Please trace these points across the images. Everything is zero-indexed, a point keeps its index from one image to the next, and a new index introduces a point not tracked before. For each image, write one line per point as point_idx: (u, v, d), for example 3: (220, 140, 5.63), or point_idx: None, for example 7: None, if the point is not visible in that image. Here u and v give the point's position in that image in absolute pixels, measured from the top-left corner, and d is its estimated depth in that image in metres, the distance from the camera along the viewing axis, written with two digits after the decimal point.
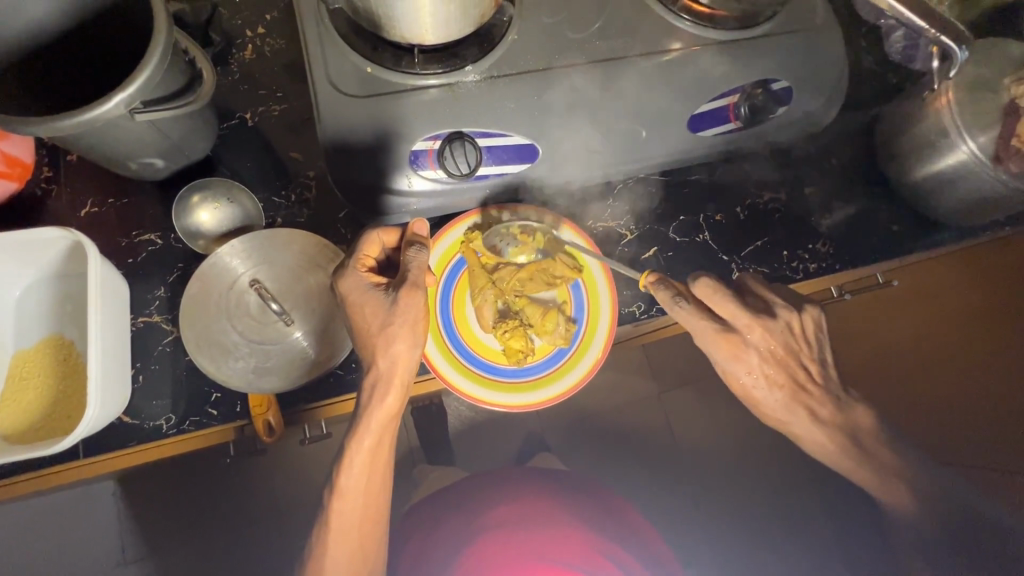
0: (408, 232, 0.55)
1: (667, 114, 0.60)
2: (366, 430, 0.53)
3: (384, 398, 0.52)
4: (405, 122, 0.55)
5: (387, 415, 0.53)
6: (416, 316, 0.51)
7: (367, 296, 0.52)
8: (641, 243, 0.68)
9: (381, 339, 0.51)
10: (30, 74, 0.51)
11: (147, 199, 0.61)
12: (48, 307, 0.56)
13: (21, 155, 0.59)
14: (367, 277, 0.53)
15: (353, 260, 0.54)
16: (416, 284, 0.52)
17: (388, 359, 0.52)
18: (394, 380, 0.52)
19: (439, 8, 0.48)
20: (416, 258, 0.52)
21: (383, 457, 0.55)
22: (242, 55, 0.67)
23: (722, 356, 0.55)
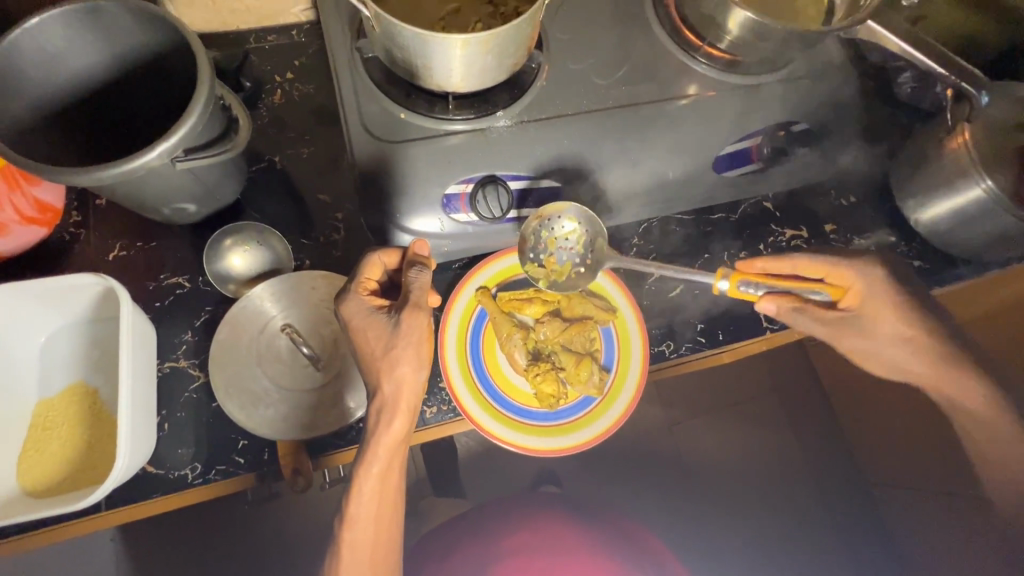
0: (410, 253, 0.54)
1: (691, 155, 0.61)
2: (374, 459, 0.51)
3: (391, 424, 0.51)
4: (438, 167, 0.56)
5: (394, 442, 0.51)
6: (418, 337, 0.51)
7: (371, 320, 0.52)
8: (665, 281, 0.68)
9: (384, 363, 0.50)
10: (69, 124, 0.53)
11: (176, 242, 0.61)
12: (75, 354, 0.55)
13: (52, 200, 0.58)
14: (369, 301, 0.53)
15: (354, 285, 0.54)
16: (418, 304, 0.51)
17: (393, 383, 0.50)
18: (400, 406, 0.51)
19: (476, 59, 0.50)
20: (417, 279, 0.51)
21: (392, 485, 0.53)
22: (271, 99, 0.68)
23: (858, 290, 0.56)
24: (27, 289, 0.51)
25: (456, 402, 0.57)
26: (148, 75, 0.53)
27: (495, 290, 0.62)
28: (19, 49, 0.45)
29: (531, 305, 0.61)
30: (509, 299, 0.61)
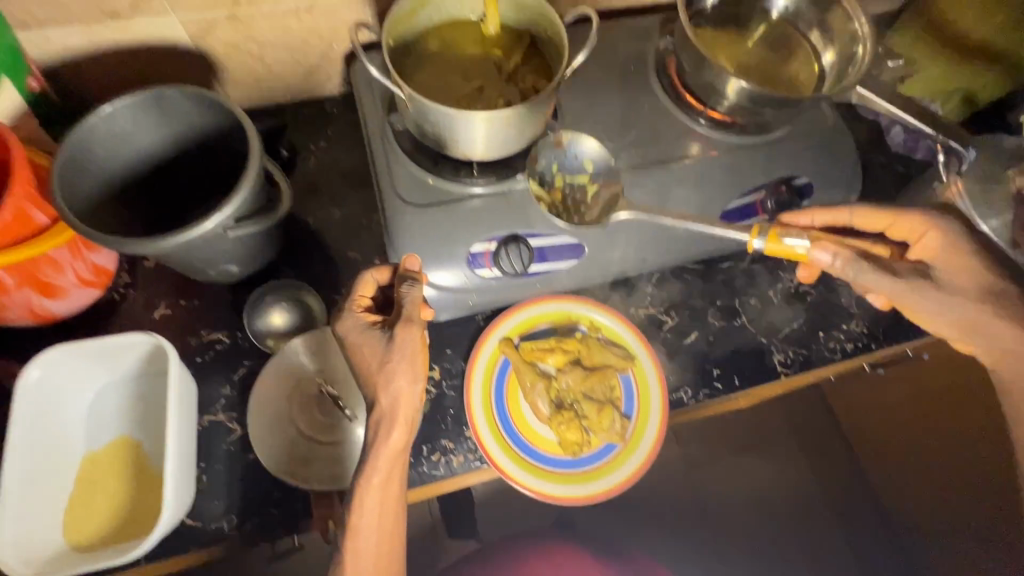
0: (401, 269, 0.58)
1: (700, 210, 0.65)
2: (374, 470, 0.52)
3: (389, 434, 0.52)
4: (465, 227, 0.60)
5: (394, 452, 0.53)
6: (412, 350, 0.53)
7: (364, 336, 0.54)
8: (681, 328, 0.70)
9: (381, 376, 0.53)
10: (127, 197, 0.58)
11: (216, 299, 0.65)
12: (121, 409, 0.58)
13: (106, 264, 0.61)
14: (363, 318, 0.56)
15: (349, 303, 0.57)
16: (410, 318, 0.54)
17: (389, 396, 0.53)
18: (398, 416, 0.53)
19: (499, 132, 0.55)
20: (409, 294, 0.55)
21: (393, 498, 0.53)
22: (306, 165, 0.73)
23: (937, 234, 0.62)
24: (84, 350, 0.54)
25: (483, 451, 0.59)
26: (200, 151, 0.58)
27: (517, 340, 0.65)
28: (92, 135, 0.51)
29: (552, 355, 0.63)
30: (531, 349, 0.64)
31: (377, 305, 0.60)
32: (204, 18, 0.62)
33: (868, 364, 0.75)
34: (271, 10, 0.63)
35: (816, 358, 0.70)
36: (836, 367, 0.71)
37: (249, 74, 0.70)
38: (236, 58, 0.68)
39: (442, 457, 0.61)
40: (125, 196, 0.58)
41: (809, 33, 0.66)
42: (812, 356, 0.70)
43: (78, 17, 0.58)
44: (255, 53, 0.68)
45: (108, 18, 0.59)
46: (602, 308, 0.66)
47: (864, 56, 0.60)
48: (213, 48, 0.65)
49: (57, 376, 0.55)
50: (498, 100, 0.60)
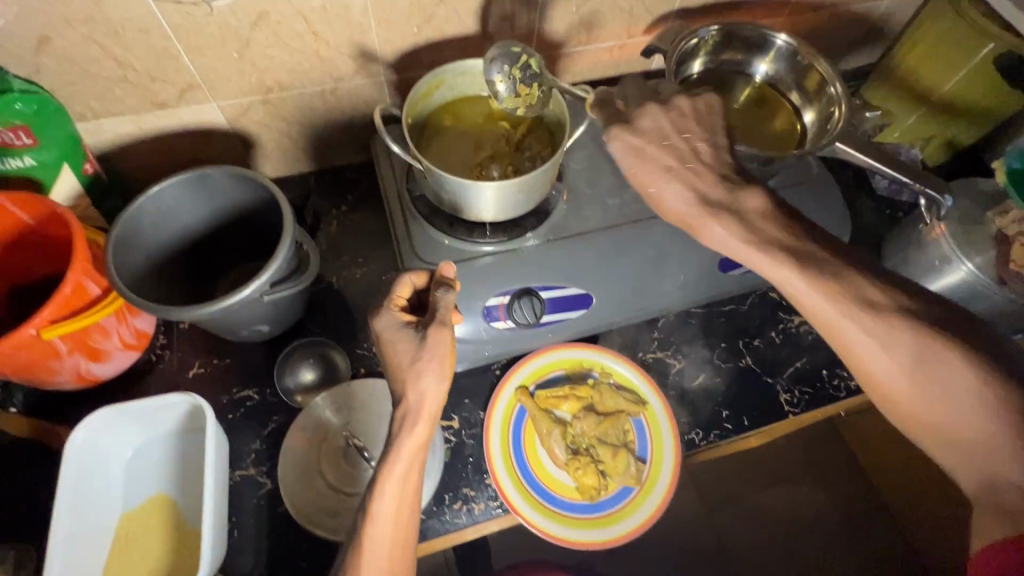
0: (438, 275, 0.58)
1: (699, 259, 0.70)
2: (395, 463, 0.50)
3: (414, 429, 0.51)
4: (480, 283, 0.64)
5: (418, 448, 0.51)
6: (442, 353, 0.52)
7: (400, 334, 0.54)
8: (688, 371, 0.73)
9: (410, 374, 0.52)
10: (173, 266, 0.63)
11: (247, 358, 0.68)
12: (156, 467, 0.60)
13: (146, 327, 0.65)
14: (400, 316, 0.56)
15: (387, 301, 0.57)
16: (443, 321, 0.54)
17: (417, 394, 0.52)
18: (423, 412, 0.52)
19: (510, 196, 0.60)
20: (444, 299, 0.55)
21: (410, 494, 0.51)
22: (328, 228, 0.79)
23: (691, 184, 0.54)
24: (125, 411, 0.58)
25: (503, 498, 0.61)
26: (241, 222, 0.64)
27: (532, 388, 0.67)
28: (143, 212, 0.57)
29: (566, 402, 0.66)
30: (545, 397, 0.66)
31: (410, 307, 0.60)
32: (239, 103, 0.68)
33: (874, 400, 0.77)
34: (299, 93, 0.70)
35: (821, 397, 0.72)
36: (841, 404, 0.73)
37: (277, 148, 0.77)
38: (265, 135, 0.74)
39: (464, 506, 0.63)
40: (172, 266, 0.63)
41: (789, 93, 0.73)
42: (817, 394, 0.72)
43: (130, 109, 0.65)
44: (283, 130, 0.75)
45: (155, 108, 0.66)
46: (613, 355, 0.69)
47: (840, 114, 0.66)
48: (246, 127, 0.72)
49: (99, 436, 0.58)
50: (521, 167, 0.65)
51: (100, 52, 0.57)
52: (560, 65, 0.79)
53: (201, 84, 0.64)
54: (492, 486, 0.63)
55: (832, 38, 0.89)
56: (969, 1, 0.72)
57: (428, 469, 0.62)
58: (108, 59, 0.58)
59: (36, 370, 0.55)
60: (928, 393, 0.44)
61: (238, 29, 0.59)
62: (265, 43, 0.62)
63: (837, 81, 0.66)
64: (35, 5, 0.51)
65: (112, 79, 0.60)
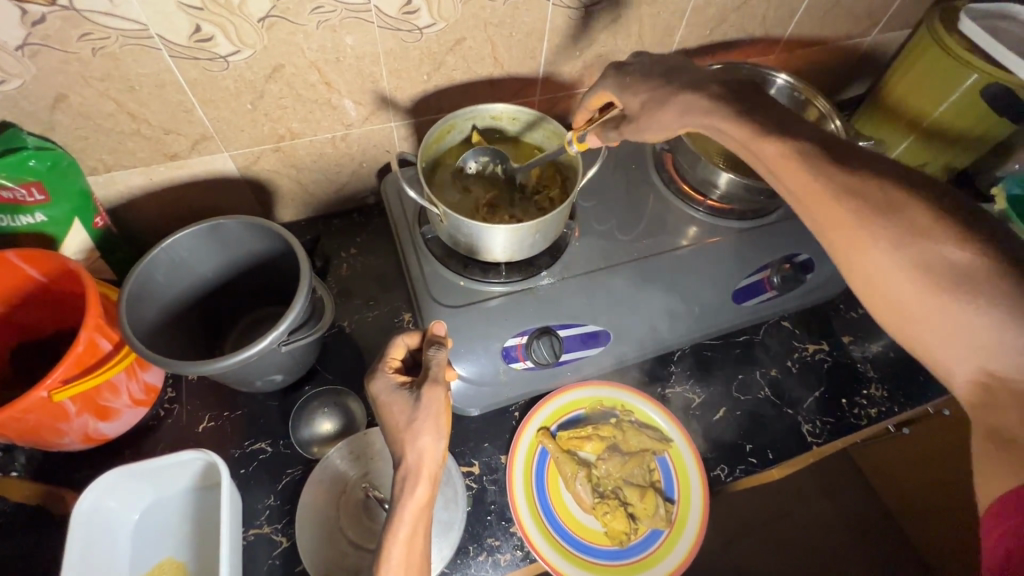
0: (428, 333, 0.57)
1: (713, 291, 0.70)
2: (398, 528, 0.48)
3: (412, 490, 0.49)
4: (497, 324, 0.64)
5: (421, 508, 0.49)
6: (438, 409, 0.51)
7: (394, 396, 0.53)
8: (708, 405, 0.72)
9: (407, 434, 0.50)
10: (192, 317, 0.63)
11: (259, 408, 0.67)
12: (165, 528, 0.58)
13: (155, 381, 0.64)
14: (394, 378, 0.55)
15: (381, 365, 0.56)
16: (435, 380, 0.52)
17: (415, 453, 0.50)
18: (422, 472, 0.49)
19: (525, 236, 0.60)
20: (435, 357, 0.53)
21: (419, 556, 0.48)
22: (339, 272, 0.78)
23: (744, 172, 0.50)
24: (133, 472, 0.55)
25: (531, 548, 0.59)
26: (260, 270, 0.65)
27: (553, 428, 0.66)
28: (156, 265, 0.57)
29: (590, 443, 0.64)
30: (567, 438, 0.65)
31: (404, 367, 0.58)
32: (251, 151, 0.69)
33: (894, 426, 0.76)
34: (310, 140, 0.70)
35: (843, 426, 0.72)
36: (863, 433, 0.72)
37: (286, 193, 0.77)
38: (276, 182, 0.75)
39: (489, 556, 0.60)
40: (190, 317, 0.63)
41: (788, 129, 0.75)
42: (839, 423, 0.72)
43: (141, 161, 0.65)
44: (293, 176, 0.75)
45: (167, 160, 0.66)
46: (636, 394, 0.68)
47: None
48: (256, 175, 0.73)
49: (106, 500, 0.55)
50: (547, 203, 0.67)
51: (115, 108, 0.58)
52: (564, 106, 0.81)
53: (214, 135, 0.65)
54: (518, 534, 0.61)
55: (822, 72, 0.92)
56: (947, 27, 0.74)
57: (451, 520, 0.60)
58: (122, 113, 0.58)
59: (43, 433, 0.53)
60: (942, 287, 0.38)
61: (253, 81, 0.60)
62: (278, 94, 0.63)
63: (836, 115, 0.68)
64: (53, 65, 0.52)
65: (124, 133, 0.60)
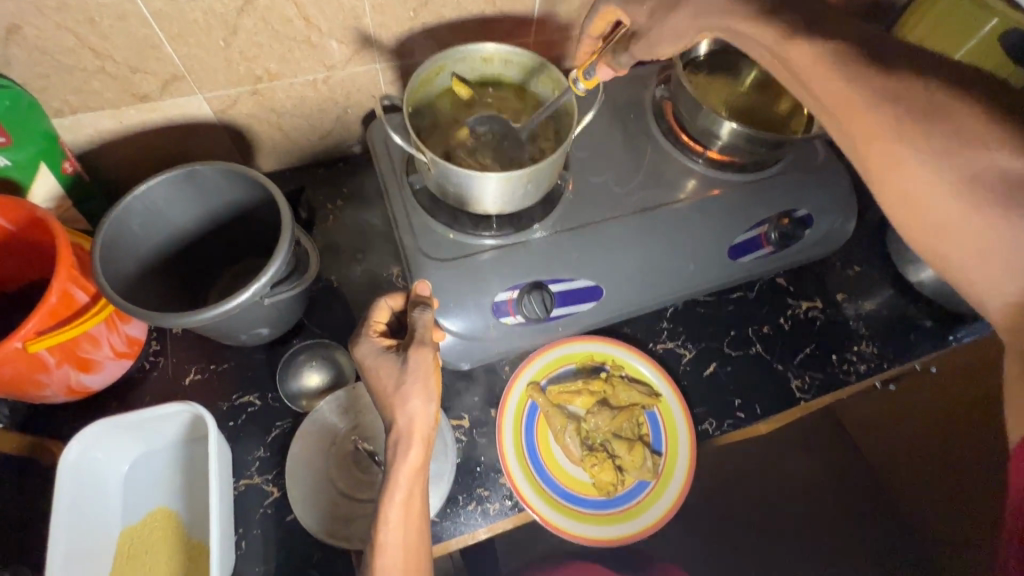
0: (413, 294, 0.55)
1: (710, 246, 0.68)
2: (394, 491, 0.48)
3: (406, 453, 0.48)
4: (487, 279, 0.62)
5: (415, 471, 0.49)
6: (426, 372, 0.50)
7: (381, 360, 0.51)
8: (700, 361, 0.72)
9: (395, 399, 0.49)
10: (170, 271, 0.61)
11: (247, 362, 0.66)
12: (157, 479, 0.58)
13: (138, 334, 0.62)
14: (379, 343, 0.53)
15: (365, 329, 0.55)
16: (422, 342, 0.51)
17: (405, 416, 0.49)
18: (415, 434, 0.49)
19: (519, 187, 0.58)
20: (421, 319, 0.52)
21: (416, 518, 0.49)
22: (325, 225, 0.76)
23: None
24: (120, 424, 0.55)
25: (520, 498, 0.60)
26: (242, 221, 0.62)
27: (543, 383, 0.66)
28: (131, 212, 0.54)
29: (579, 397, 0.65)
30: (558, 392, 0.65)
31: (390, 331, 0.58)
32: (227, 94, 0.65)
33: (882, 382, 0.77)
34: (290, 82, 0.66)
35: (832, 382, 0.72)
36: (851, 389, 0.73)
37: (266, 140, 0.73)
38: (254, 128, 0.71)
39: (478, 506, 0.61)
40: (168, 270, 0.61)
41: None
42: (828, 378, 0.72)
43: (110, 102, 0.61)
44: (274, 121, 0.71)
45: (138, 101, 0.62)
46: (627, 349, 0.68)
47: None
48: (234, 120, 0.69)
49: (94, 452, 0.55)
50: (535, 152, 0.64)
51: (76, 42, 0.53)
52: (560, 49, 0.76)
53: (185, 75, 0.61)
54: (507, 484, 0.62)
55: None
56: None
57: (441, 472, 0.60)
58: (84, 48, 0.54)
59: (24, 384, 0.52)
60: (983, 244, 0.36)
61: (224, 14, 0.56)
62: (252, 29, 0.58)
63: None
64: None
65: (88, 71, 0.56)
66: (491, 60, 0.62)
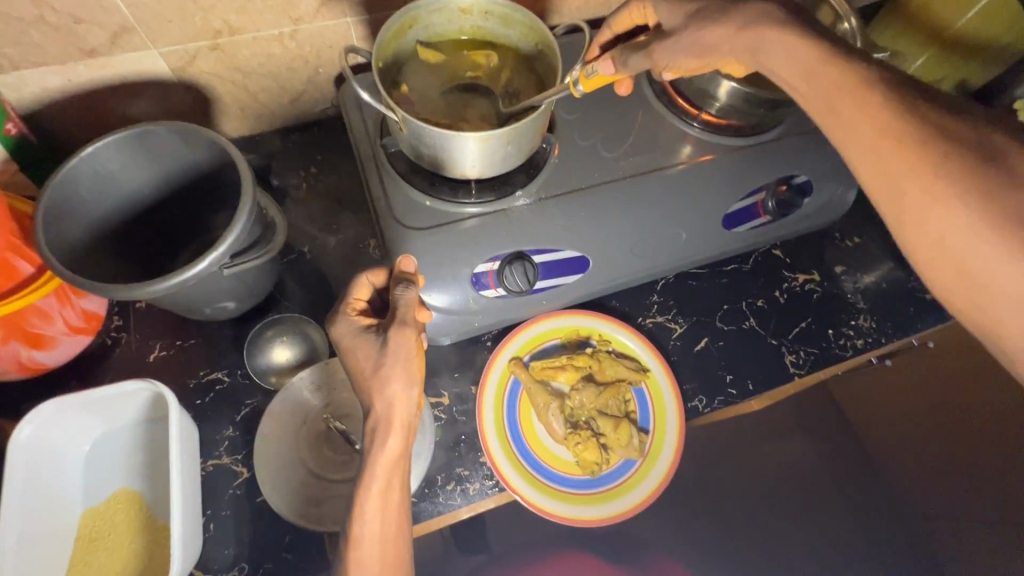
0: (397, 270, 0.52)
1: (703, 215, 0.65)
2: (371, 482, 0.46)
3: (385, 442, 0.46)
4: (466, 249, 0.58)
5: (394, 460, 0.46)
6: (408, 353, 0.47)
7: (357, 339, 0.49)
8: (690, 335, 0.69)
9: (374, 382, 0.46)
10: (124, 239, 0.57)
11: (214, 337, 0.63)
12: (119, 460, 0.55)
13: (96, 308, 0.59)
14: (358, 320, 0.50)
15: (342, 306, 0.52)
16: (405, 321, 0.48)
17: (384, 402, 0.46)
18: (394, 422, 0.46)
19: (498, 149, 0.54)
20: (404, 295, 0.49)
21: (395, 509, 0.46)
22: (297, 193, 0.71)
23: None
24: (75, 403, 0.52)
25: (500, 478, 0.58)
26: (201, 186, 0.58)
27: (526, 358, 0.63)
28: (77, 177, 0.50)
29: (563, 372, 0.62)
30: (541, 368, 0.62)
31: (372, 308, 0.55)
32: (184, 49, 0.60)
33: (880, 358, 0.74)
34: (253, 37, 0.61)
35: (827, 358, 0.70)
36: (846, 365, 0.70)
37: (231, 102, 0.69)
38: (217, 88, 0.66)
39: (458, 486, 0.59)
40: (122, 238, 0.57)
41: None
42: (823, 354, 0.70)
43: (54, 57, 0.56)
44: (238, 81, 0.66)
45: (85, 56, 0.57)
46: (612, 323, 0.65)
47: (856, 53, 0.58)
48: (194, 78, 0.64)
49: (48, 432, 0.52)
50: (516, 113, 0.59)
51: None
52: (547, 4, 0.71)
53: (136, 27, 0.56)
54: (487, 464, 0.59)
55: None
56: None
57: (419, 451, 0.58)
58: None
59: None
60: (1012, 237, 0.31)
61: None
62: None
63: (851, 14, 0.59)
64: None
65: (26, 20, 0.51)
66: (470, 10, 0.58)
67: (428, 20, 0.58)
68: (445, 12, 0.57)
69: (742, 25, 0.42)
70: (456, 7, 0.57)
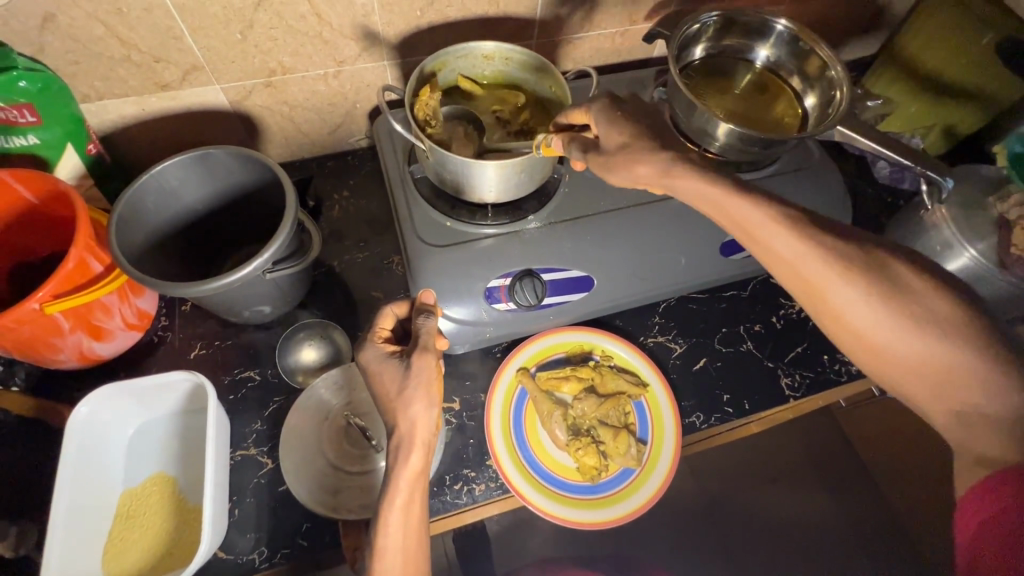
0: (418, 303, 0.58)
1: (701, 243, 0.70)
2: (395, 496, 0.49)
3: (408, 458, 0.50)
4: (479, 266, 0.64)
5: (415, 476, 0.50)
6: (429, 376, 0.52)
7: (384, 365, 0.53)
8: (689, 355, 0.73)
9: (399, 403, 0.51)
10: (175, 247, 0.64)
11: (249, 339, 0.69)
12: (157, 446, 0.60)
13: (148, 308, 0.66)
14: (384, 348, 0.55)
15: (369, 335, 0.56)
16: (426, 347, 0.53)
17: (408, 422, 0.51)
18: (416, 439, 0.50)
19: (512, 175, 0.60)
20: (426, 324, 0.55)
21: (415, 525, 0.49)
22: (331, 213, 0.79)
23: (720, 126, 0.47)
24: (126, 389, 0.58)
25: (504, 478, 0.61)
26: (249, 203, 0.66)
27: (533, 369, 0.68)
28: (145, 190, 0.58)
29: (567, 383, 0.66)
30: (547, 378, 0.67)
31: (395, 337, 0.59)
32: (242, 85, 0.69)
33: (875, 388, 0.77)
34: (303, 75, 0.70)
35: (823, 381, 0.72)
36: (842, 390, 0.73)
37: (277, 131, 0.77)
38: (267, 119, 0.75)
39: (464, 486, 0.63)
40: (172, 248, 0.64)
41: (790, 78, 0.72)
42: (818, 378, 0.72)
43: (133, 90, 0.65)
44: (285, 112, 0.75)
45: (159, 89, 0.66)
46: (611, 338, 0.69)
47: (841, 97, 0.64)
48: (248, 110, 0.72)
49: (98, 415, 0.57)
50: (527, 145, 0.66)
51: (104, 31, 0.57)
52: (562, 50, 0.79)
53: (205, 66, 0.65)
54: (493, 467, 0.63)
55: (836, 30, 0.88)
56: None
57: None
58: (111, 37, 0.58)
59: (39, 347, 0.55)
60: (909, 330, 0.43)
61: (241, 9, 0.59)
62: (268, 23, 0.62)
63: (838, 64, 0.65)
64: None
65: (115, 59, 0.60)
66: (495, 55, 0.65)
67: (459, 61, 0.66)
68: (473, 56, 0.65)
69: (663, 169, 0.49)
70: (482, 52, 0.65)
